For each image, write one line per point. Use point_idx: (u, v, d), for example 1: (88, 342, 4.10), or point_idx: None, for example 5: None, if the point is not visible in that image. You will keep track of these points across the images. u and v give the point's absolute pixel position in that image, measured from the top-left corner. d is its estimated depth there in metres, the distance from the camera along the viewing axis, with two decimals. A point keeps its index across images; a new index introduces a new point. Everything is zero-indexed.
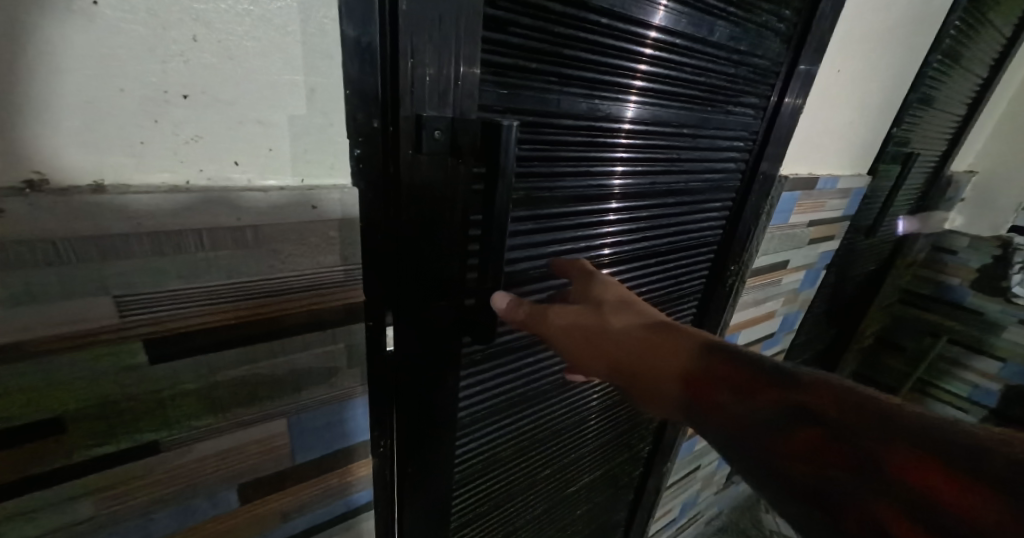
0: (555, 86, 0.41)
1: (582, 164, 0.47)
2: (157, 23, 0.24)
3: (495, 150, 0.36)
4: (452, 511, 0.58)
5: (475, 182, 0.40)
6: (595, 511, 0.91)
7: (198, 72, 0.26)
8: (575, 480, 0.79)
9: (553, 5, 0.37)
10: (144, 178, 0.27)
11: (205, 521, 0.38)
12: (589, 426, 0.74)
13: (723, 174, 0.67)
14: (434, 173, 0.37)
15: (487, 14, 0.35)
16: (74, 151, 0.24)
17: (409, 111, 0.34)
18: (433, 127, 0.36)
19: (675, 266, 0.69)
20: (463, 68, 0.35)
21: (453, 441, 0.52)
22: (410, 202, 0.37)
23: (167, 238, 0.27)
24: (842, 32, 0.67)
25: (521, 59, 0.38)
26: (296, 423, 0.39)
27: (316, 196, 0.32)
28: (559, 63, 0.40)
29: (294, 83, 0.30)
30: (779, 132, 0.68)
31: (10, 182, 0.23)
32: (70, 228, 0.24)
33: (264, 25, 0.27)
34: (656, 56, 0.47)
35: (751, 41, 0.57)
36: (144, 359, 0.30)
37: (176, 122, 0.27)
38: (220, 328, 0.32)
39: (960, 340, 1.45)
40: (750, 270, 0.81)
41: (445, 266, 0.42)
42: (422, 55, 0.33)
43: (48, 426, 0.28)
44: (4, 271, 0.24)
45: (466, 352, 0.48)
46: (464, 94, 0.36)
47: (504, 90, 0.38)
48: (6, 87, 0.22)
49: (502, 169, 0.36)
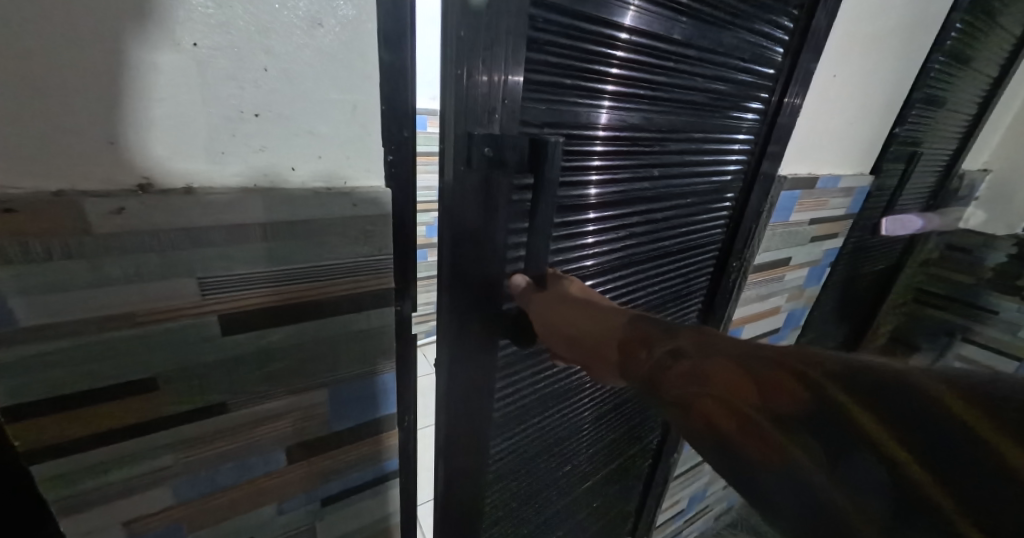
0: (584, 100, 0.47)
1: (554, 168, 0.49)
2: (237, 57, 0.30)
3: (541, 162, 0.43)
4: (485, 502, 0.64)
5: (515, 190, 0.46)
6: (608, 502, 0.96)
7: (265, 94, 0.32)
8: (591, 476, 0.85)
9: (583, 24, 0.43)
10: (222, 180, 0.33)
11: (257, 477, 0.43)
12: (605, 421, 0.79)
13: (726, 175, 0.71)
14: (480, 186, 0.43)
15: (530, 37, 0.41)
16: (172, 160, 0.31)
17: (460, 129, 0.41)
18: (482, 145, 0.42)
19: (682, 263, 0.74)
20: (510, 81, 0.41)
21: (488, 440, 0.59)
22: (455, 210, 0.43)
23: (238, 230, 0.34)
24: (839, 38, 0.71)
25: (556, 75, 0.44)
26: (335, 395, 0.45)
27: (356, 196, 0.38)
28: (588, 77, 0.46)
29: (341, 101, 0.35)
30: (779, 133, 0.72)
31: (127, 185, 0.29)
32: (169, 221, 0.31)
33: (318, 53, 0.33)
34: (628, 56, 0.48)
35: (750, 50, 0.61)
36: (217, 331, 0.36)
37: (247, 135, 0.33)
38: (275, 307, 0.38)
39: (976, 339, 1.42)
40: (753, 266, 0.85)
41: (483, 267, 0.48)
42: (475, 75, 0.39)
43: (142, 384, 0.34)
44: (120, 255, 0.30)
45: (501, 354, 0.55)
46: (509, 111, 0.42)
47: (541, 105, 0.45)
48: (131, 111, 0.28)
49: (547, 178, 0.43)
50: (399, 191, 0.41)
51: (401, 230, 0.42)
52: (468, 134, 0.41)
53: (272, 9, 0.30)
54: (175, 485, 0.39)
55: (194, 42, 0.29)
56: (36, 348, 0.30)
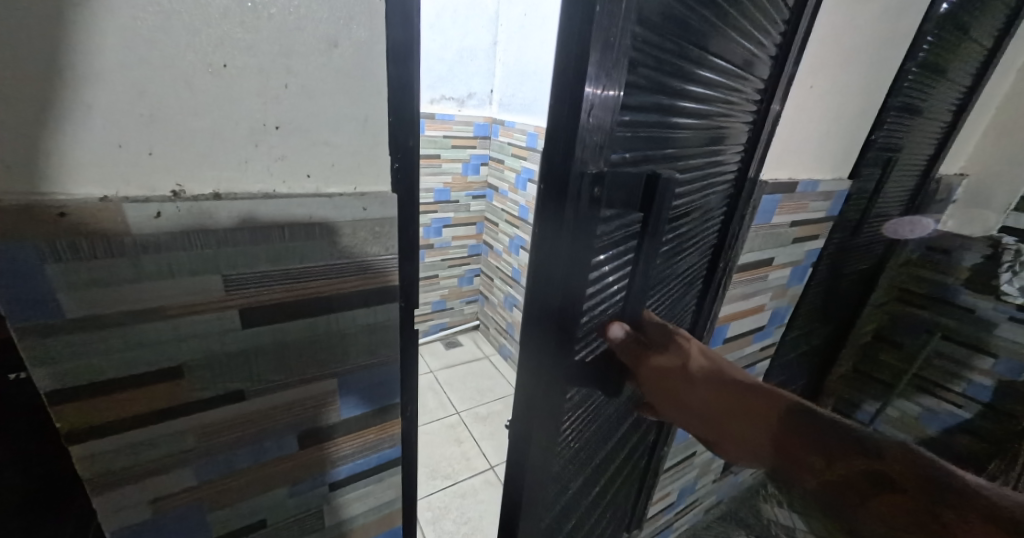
0: (652, 120, 0.49)
1: (581, 202, 0.43)
2: (262, 76, 0.34)
3: (653, 197, 0.47)
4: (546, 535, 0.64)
5: (603, 224, 0.47)
6: (616, 506, 0.99)
7: (286, 110, 0.36)
8: (609, 490, 0.87)
9: (661, 44, 0.45)
10: (245, 186, 0.36)
11: (271, 460, 0.46)
12: (622, 440, 0.82)
13: (723, 183, 0.74)
14: (576, 226, 0.43)
15: (630, 59, 0.42)
16: (203, 169, 0.34)
17: (575, 168, 0.41)
18: (593, 184, 0.43)
19: (687, 268, 0.78)
20: (613, 100, 0.41)
21: (551, 488, 0.59)
22: (560, 251, 0.44)
23: (259, 231, 0.37)
24: (815, 51, 0.75)
25: (639, 95, 0.45)
26: (344, 383, 0.48)
27: (366, 199, 0.42)
28: (657, 95, 0.48)
29: (353, 114, 0.39)
30: (763, 138, 0.76)
31: (163, 191, 0.33)
32: (199, 223, 0.34)
33: (333, 72, 0.37)
34: (640, 60, 0.43)
35: (750, 64, 0.64)
36: (239, 323, 0.39)
37: (269, 145, 0.36)
38: (291, 301, 0.41)
39: (953, 336, 1.47)
40: (736, 266, 0.89)
41: (570, 310, 0.47)
42: (592, 107, 0.40)
43: (170, 372, 0.37)
44: (156, 254, 0.33)
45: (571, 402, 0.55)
46: (607, 145, 0.43)
47: (626, 131, 0.46)
48: (170, 126, 0.32)
49: (658, 208, 0.48)
50: (404, 194, 0.44)
51: (408, 229, 0.46)
52: (584, 172, 0.41)
53: (293, 32, 0.34)
54: (198, 466, 0.42)
55: (225, 63, 0.32)
56: (78, 338, 0.33)
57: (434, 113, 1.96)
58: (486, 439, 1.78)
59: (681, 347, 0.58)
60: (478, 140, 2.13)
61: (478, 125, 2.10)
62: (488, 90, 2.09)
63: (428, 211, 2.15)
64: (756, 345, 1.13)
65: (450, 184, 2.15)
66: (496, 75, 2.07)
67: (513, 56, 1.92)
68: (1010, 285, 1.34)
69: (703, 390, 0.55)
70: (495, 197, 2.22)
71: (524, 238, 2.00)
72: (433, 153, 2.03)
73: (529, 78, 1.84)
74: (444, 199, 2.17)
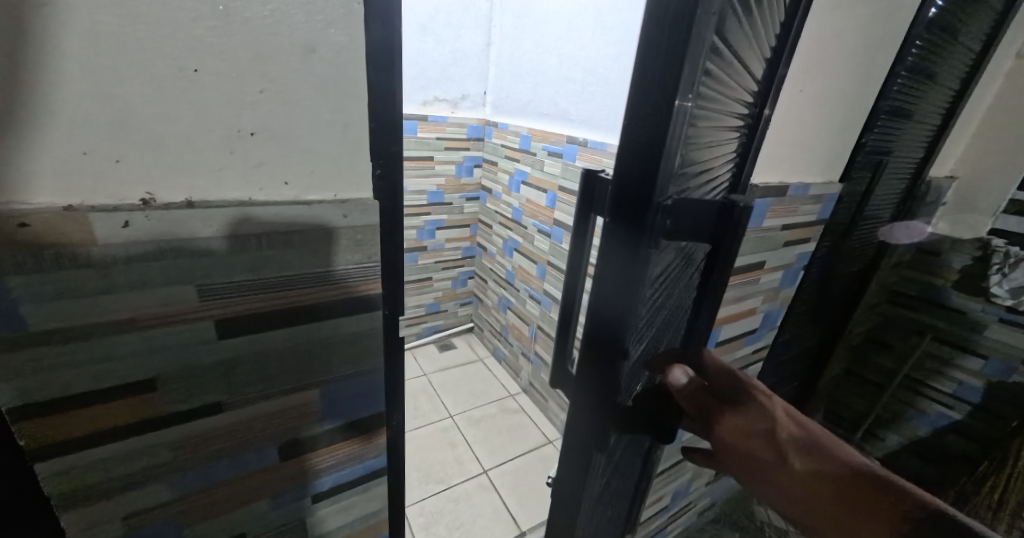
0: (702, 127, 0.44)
1: (654, 232, 0.36)
2: (236, 82, 0.33)
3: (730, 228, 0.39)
4: None
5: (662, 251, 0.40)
6: (611, 514, 0.97)
7: (262, 117, 0.35)
8: (604, 500, 0.86)
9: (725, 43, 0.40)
10: (220, 194, 0.35)
11: (250, 473, 0.45)
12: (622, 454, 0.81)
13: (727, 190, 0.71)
14: (642, 260, 0.37)
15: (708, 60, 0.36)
16: (175, 176, 0.33)
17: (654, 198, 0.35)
18: (665, 212, 0.37)
19: None
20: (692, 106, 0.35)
21: None
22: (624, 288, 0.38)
23: (234, 239, 0.36)
24: (804, 55, 0.75)
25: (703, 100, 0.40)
26: (327, 394, 0.47)
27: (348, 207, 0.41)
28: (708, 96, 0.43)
29: (332, 120, 0.38)
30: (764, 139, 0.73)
31: (132, 199, 0.32)
32: (171, 232, 0.33)
33: (310, 77, 0.36)
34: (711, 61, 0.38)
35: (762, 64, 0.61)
36: (215, 335, 0.38)
37: (245, 153, 0.35)
38: (270, 311, 0.40)
39: (944, 339, 1.39)
40: None
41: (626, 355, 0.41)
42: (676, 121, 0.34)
43: (142, 385, 0.36)
44: (125, 264, 0.32)
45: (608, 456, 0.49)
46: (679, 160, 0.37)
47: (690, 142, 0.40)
48: (139, 133, 0.31)
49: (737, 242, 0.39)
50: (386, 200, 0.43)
51: (392, 237, 0.45)
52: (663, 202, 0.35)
53: (268, 36, 0.33)
54: (174, 480, 0.41)
55: (196, 68, 0.31)
56: (44, 352, 0.32)
57: (427, 115, 1.96)
58: (479, 443, 1.76)
59: (759, 403, 0.45)
60: (471, 141, 2.11)
61: (471, 127, 2.09)
62: (481, 91, 2.07)
63: (421, 214, 2.14)
64: (748, 348, 1.13)
65: (443, 186, 2.14)
66: (489, 76, 2.05)
67: (506, 57, 1.91)
68: (1000, 288, 1.27)
69: (801, 464, 0.40)
70: (489, 199, 2.21)
71: (518, 240, 1.99)
72: (425, 154, 2.02)
73: (521, 79, 1.83)
74: (437, 201, 2.16)
